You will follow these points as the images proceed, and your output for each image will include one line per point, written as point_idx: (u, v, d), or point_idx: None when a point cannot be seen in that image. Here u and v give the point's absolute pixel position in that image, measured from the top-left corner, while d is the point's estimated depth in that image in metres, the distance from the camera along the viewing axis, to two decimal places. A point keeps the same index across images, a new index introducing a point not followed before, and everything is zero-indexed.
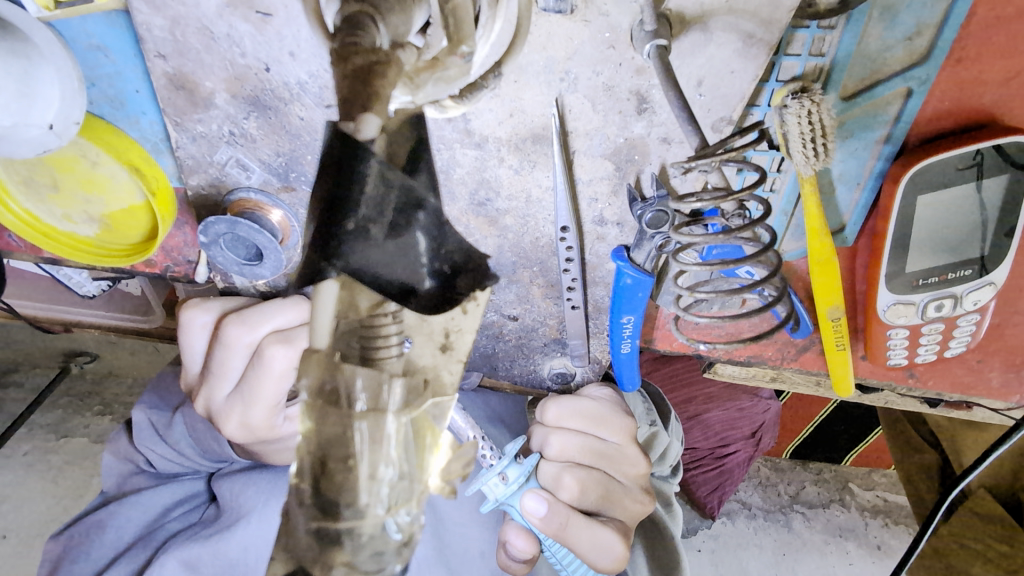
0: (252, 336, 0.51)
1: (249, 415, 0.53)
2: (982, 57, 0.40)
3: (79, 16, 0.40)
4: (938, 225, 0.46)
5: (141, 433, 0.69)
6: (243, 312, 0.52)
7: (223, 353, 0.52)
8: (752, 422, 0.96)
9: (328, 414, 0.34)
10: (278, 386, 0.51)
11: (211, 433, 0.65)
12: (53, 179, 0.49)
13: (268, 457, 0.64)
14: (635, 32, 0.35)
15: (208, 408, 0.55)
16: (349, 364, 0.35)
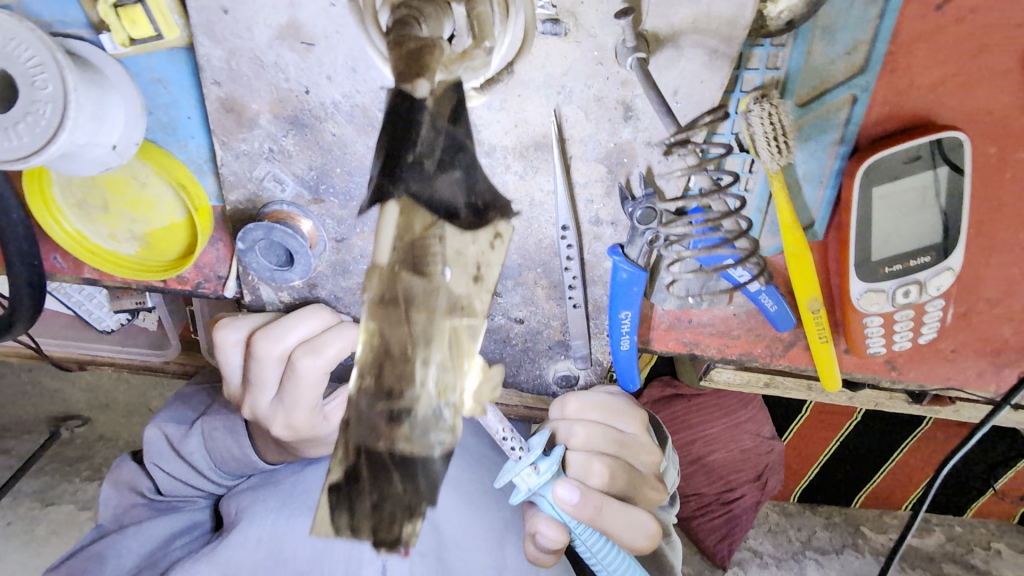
0: (280, 347, 0.54)
1: (293, 417, 0.57)
2: (912, 68, 0.47)
3: (146, 53, 0.47)
4: (896, 216, 0.52)
5: (153, 449, 0.71)
6: (269, 326, 0.55)
7: (257, 367, 0.55)
8: (756, 464, 0.96)
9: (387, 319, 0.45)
10: (315, 390, 0.55)
11: (229, 443, 0.69)
12: (104, 201, 0.54)
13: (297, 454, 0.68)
14: (619, 49, 0.42)
15: (253, 416, 0.58)
16: (406, 275, 0.46)
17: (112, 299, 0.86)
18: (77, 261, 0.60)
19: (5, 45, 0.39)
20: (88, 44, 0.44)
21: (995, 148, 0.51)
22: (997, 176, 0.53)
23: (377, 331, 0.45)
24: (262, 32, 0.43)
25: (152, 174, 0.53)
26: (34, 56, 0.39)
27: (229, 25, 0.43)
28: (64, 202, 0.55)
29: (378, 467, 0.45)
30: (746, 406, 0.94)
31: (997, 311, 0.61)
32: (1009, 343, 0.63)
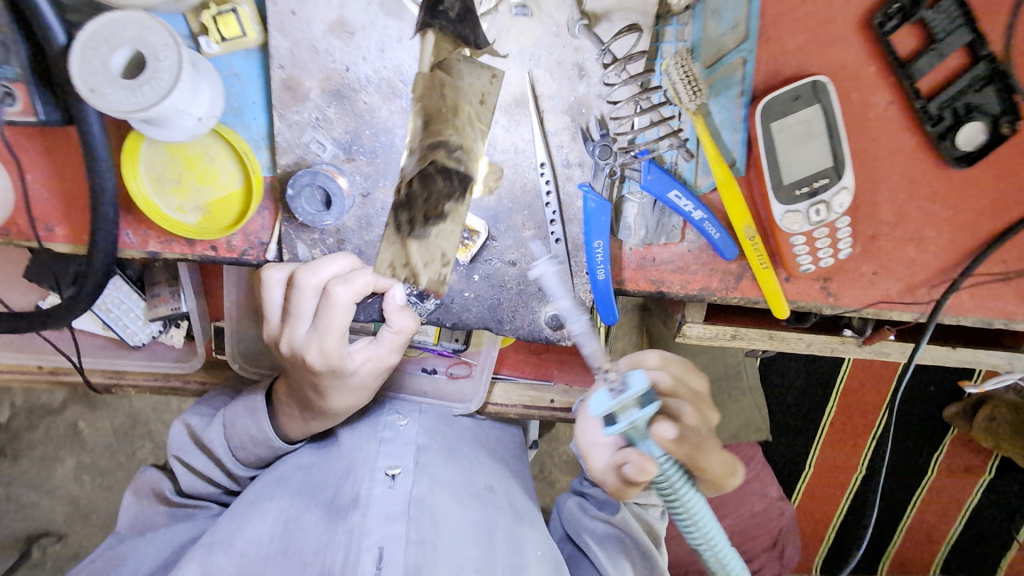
0: (318, 278, 0.65)
1: (325, 343, 0.67)
2: (780, 37, 0.66)
3: (229, 53, 0.64)
4: (795, 146, 0.68)
5: (178, 440, 0.94)
6: (309, 263, 0.67)
7: (298, 296, 0.66)
8: (771, 531, 1.35)
9: (428, 102, 0.63)
10: (345, 316, 0.65)
11: (241, 433, 0.89)
12: (179, 174, 0.69)
13: (325, 407, 0.77)
14: (571, 26, 0.62)
15: (290, 348, 0.68)
16: (440, 77, 0.62)
17: (150, 307, 0.97)
18: (145, 236, 0.73)
19: (142, 34, 0.56)
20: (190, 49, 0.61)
21: (856, 95, 0.69)
22: (863, 115, 0.70)
23: (421, 106, 0.63)
24: (319, 27, 0.61)
25: (220, 151, 0.68)
26: (162, 41, 0.56)
27: (296, 23, 0.61)
28: (146, 174, 0.68)
29: (429, 187, 0.65)
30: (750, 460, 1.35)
31: (898, 233, 0.76)
32: (917, 262, 0.77)
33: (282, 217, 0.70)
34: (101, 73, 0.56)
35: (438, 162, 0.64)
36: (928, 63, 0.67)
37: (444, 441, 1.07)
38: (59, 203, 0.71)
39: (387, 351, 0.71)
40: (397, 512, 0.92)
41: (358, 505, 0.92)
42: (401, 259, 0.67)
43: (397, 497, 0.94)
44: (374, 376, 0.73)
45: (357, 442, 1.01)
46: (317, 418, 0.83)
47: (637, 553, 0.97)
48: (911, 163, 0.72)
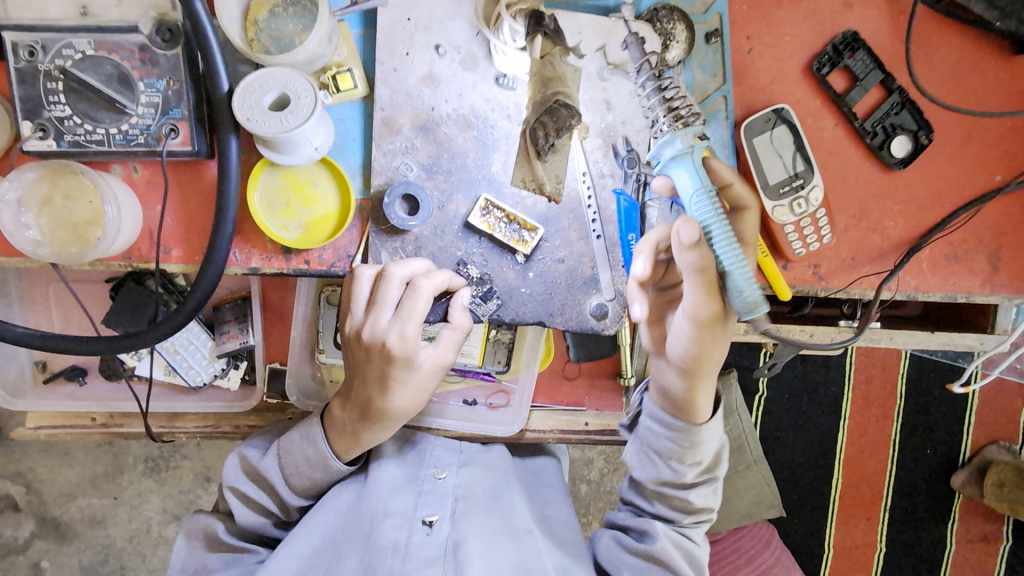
0: (404, 271, 0.78)
1: (406, 328, 0.76)
2: (747, 81, 0.90)
3: (339, 104, 0.82)
4: (773, 155, 0.89)
5: (231, 472, 0.90)
6: (396, 262, 0.80)
7: (386, 285, 0.77)
8: None
9: (543, 69, 0.81)
10: (426, 305, 0.77)
11: (302, 459, 0.86)
12: (287, 198, 0.84)
13: (381, 412, 0.80)
14: (601, 71, 0.83)
15: (372, 335, 0.77)
16: (547, 60, 0.81)
17: (217, 343, 1.06)
18: (249, 254, 0.86)
19: (288, 82, 0.74)
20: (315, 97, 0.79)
21: (811, 119, 0.92)
22: (819, 134, 0.92)
23: (537, 70, 0.81)
24: (412, 79, 0.81)
25: (323, 178, 0.84)
26: (302, 88, 0.75)
27: (395, 77, 0.81)
28: (260, 198, 0.84)
29: (556, 117, 0.83)
30: (770, 545, 1.47)
31: (864, 225, 0.95)
32: (883, 247, 0.95)
33: (371, 230, 0.84)
34: (256, 109, 0.73)
35: (561, 98, 0.82)
36: (858, 94, 0.91)
37: (487, 487, 0.97)
38: (181, 229, 0.84)
39: (446, 350, 0.80)
40: (437, 561, 0.84)
41: (395, 551, 0.83)
42: (529, 176, 0.85)
43: (435, 545, 0.85)
44: (434, 374, 0.80)
45: (397, 491, 0.91)
46: (368, 431, 0.83)
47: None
48: (862, 169, 0.93)
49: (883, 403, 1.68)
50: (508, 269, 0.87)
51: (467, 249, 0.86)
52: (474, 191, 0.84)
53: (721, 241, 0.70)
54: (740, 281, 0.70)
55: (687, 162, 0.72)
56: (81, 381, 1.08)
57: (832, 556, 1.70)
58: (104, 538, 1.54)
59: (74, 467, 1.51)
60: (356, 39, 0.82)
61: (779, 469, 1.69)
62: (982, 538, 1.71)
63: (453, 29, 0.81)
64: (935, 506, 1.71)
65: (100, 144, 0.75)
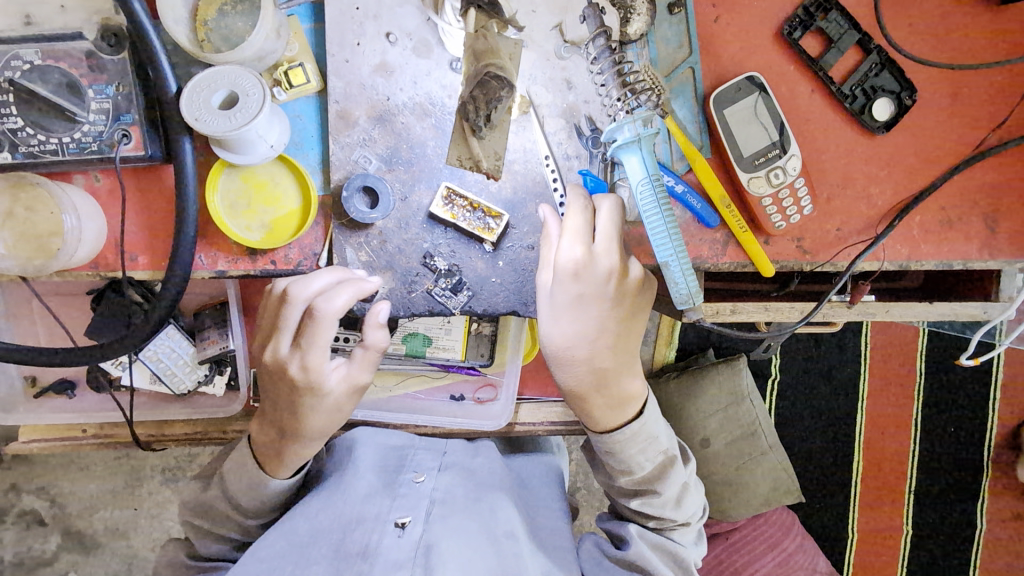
0: (307, 291, 0.76)
1: (308, 356, 0.77)
2: (715, 51, 0.87)
3: (294, 100, 0.81)
4: (747, 126, 0.86)
5: (187, 508, 0.90)
6: (300, 281, 0.78)
7: (288, 308, 0.76)
8: None
9: (477, 43, 0.79)
10: (329, 331, 0.77)
11: (245, 484, 0.86)
12: (248, 199, 0.83)
13: (304, 424, 0.81)
14: (558, 50, 0.81)
15: (273, 359, 0.78)
16: (480, 35, 0.79)
17: (199, 350, 1.06)
18: (215, 257, 0.85)
19: (237, 79, 0.73)
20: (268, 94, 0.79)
21: (785, 87, 0.88)
22: (795, 102, 0.88)
23: (471, 45, 0.79)
24: (365, 69, 0.79)
25: (283, 176, 0.83)
26: (251, 84, 0.73)
27: (348, 68, 0.79)
28: (221, 201, 0.83)
29: (486, 91, 0.80)
30: (790, 533, 1.46)
31: (849, 193, 0.91)
32: (870, 217, 0.91)
33: (336, 225, 0.83)
34: (205, 108, 0.72)
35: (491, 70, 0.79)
36: (834, 57, 0.87)
37: (467, 490, 0.96)
38: (145, 236, 0.84)
39: (359, 369, 0.82)
40: (407, 564, 0.81)
41: (366, 556, 0.81)
42: (465, 154, 0.82)
43: (406, 547, 0.82)
44: (348, 395, 0.81)
45: (372, 496, 0.92)
46: (294, 446, 0.83)
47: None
48: (842, 135, 0.89)
49: (896, 381, 1.62)
50: (477, 258, 0.85)
51: (433, 241, 0.84)
52: (435, 181, 0.82)
53: (660, 234, 0.68)
54: (677, 272, 0.68)
55: (636, 148, 0.67)
56: (70, 394, 1.08)
57: (851, 540, 1.65)
58: (126, 549, 1.56)
59: (92, 480, 1.53)
60: (306, 34, 0.81)
61: (791, 453, 1.64)
62: (1011, 515, 1.64)
63: (403, 16, 0.79)
64: (958, 484, 1.64)
65: (53, 153, 0.74)
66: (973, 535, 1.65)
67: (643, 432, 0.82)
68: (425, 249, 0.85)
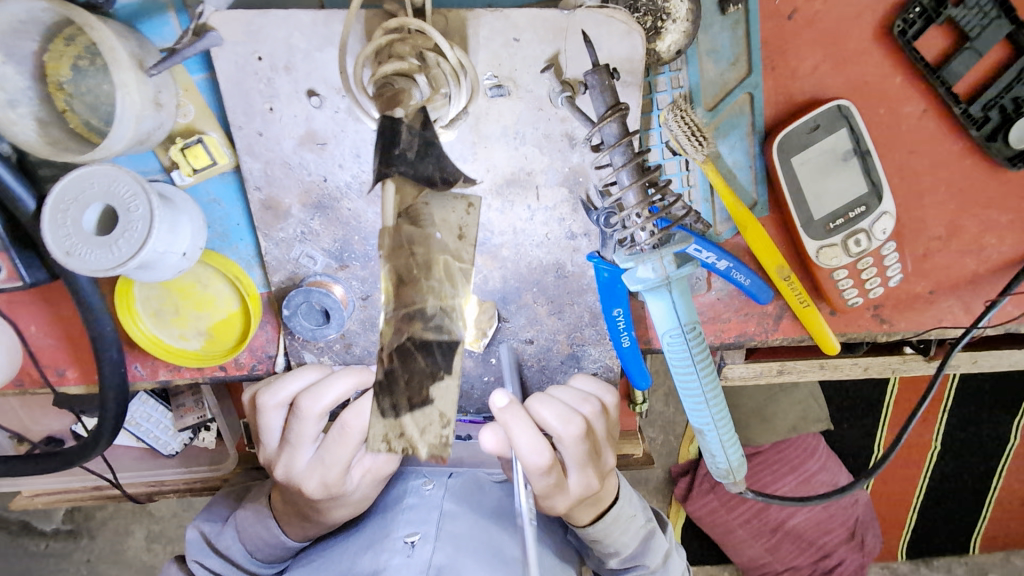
0: (320, 405, 0.62)
1: (327, 474, 0.64)
2: (787, 64, 0.61)
3: (205, 181, 0.61)
4: (823, 176, 0.61)
5: (193, 548, 0.78)
6: (312, 386, 0.64)
7: (300, 424, 0.63)
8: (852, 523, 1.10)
9: (402, 265, 0.34)
10: (354, 449, 0.63)
11: (256, 529, 0.76)
12: (175, 306, 0.66)
13: (314, 515, 0.70)
14: (553, 95, 0.56)
15: (285, 477, 0.65)
16: (407, 226, 0.34)
17: (176, 418, 0.92)
18: (154, 366, 0.71)
19: (110, 186, 0.53)
20: (169, 185, 0.59)
21: (884, 109, 0.62)
22: (894, 129, 0.63)
23: (392, 275, 0.34)
24: (288, 142, 0.57)
25: (212, 276, 0.65)
26: (130, 191, 0.53)
27: (264, 143, 0.57)
28: (143, 312, 0.66)
29: (409, 374, 0.35)
30: (813, 456, 1.11)
31: (953, 246, 0.68)
32: (978, 273, 0.69)
33: (285, 331, 0.67)
34: (74, 233, 0.53)
35: (416, 335, 0.35)
36: (963, 63, 0.60)
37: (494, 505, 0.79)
38: (67, 347, 0.69)
39: (384, 461, 0.68)
40: None
41: None
42: (396, 431, 0.35)
43: (416, 568, 0.69)
44: (371, 488, 0.70)
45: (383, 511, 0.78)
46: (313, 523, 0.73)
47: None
48: (955, 171, 0.65)
49: None
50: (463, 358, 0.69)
51: None
52: None
53: (695, 401, 0.50)
54: (716, 446, 0.52)
55: (665, 295, 0.47)
56: None
57: None
58: None
59: None
60: (201, 89, 0.58)
61: None
62: None
63: (329, 63, 0.55)
64: None
65: None
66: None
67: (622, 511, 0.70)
68: None
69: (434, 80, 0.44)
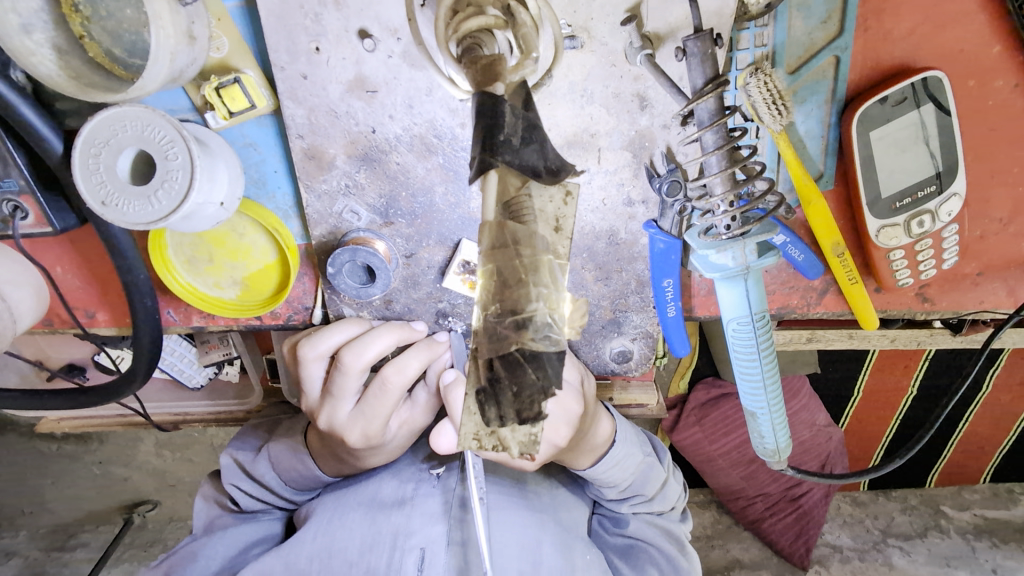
0: (363, 360, 0.59)
1: (369, 427, 0.62)
2: (881, 25, 0.56)
3: (239, 124, 0.57)
4: (898, 153, 0.58)
5: (228, 472, 0.77)
6: (353, 341, 0.60)
7: (342, 378, 0.60)
8: (820, 454, 1.13)
9: (507, 264, 0.34)
10: (396, 405, 0.61)
11: (294, 458, 0.74)
12: (209, 254, 0.63)
13: (345, 458, 0.71)
14: (628, 51, 0.52)
15: (328, 426, 0.62)
16: (512, 223, 0.35)
17: (201, 354, 0.91)
18: (187, 312, 0.70)
19: (143, 131, 0.49)
20: (199, 126, 0.54)
21: (973, 81, 0.58)
22: (977, 105, 0.59)
23: (496, 276, 0.35)
24: (336, 88, 0.53)
25: (248, 226, 0.62)
26: (165, 136, 0.49)
27: (308, 88, 0.53)
28: (176, 261, 0.63)
29: (518, 380, 0.35)
30: (796, 395, 1.13)
31: (1013, 230, 0.66)
32: None
33: (325, 285, 0.65)
34: (108, 181, 0.49)
35: (527, 347, 0.35)
36: None
37: None
38: (96, 290, 0.68)
39: (421, 413, 0.67)
40: (442, 516, 0.72)
41: (402, 507, 0.72)
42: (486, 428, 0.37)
43: (442, 498, 0.73)
44: (407, 439, 0.69)
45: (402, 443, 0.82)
46: (346, 467, 0.74)
47: (663, 558, 0.75)
48: None
49: None
50: None
51: (450, 300, 0.64)
52: (450, 234, 0.61)
53: (754, 386, 0.53)
54: (767, 428, 0.54)
55: (741, 284, 0.49)
56: None
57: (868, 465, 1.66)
58: None
59: None
60: (237, 21, 0.52)
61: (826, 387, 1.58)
62: None
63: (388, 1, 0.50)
64: None
65: None
66: (1018, 489, 1.29)
67: (623, 453, 0.72)
68: (440, 306, 0.65)
69: (522, 39, 0.36)
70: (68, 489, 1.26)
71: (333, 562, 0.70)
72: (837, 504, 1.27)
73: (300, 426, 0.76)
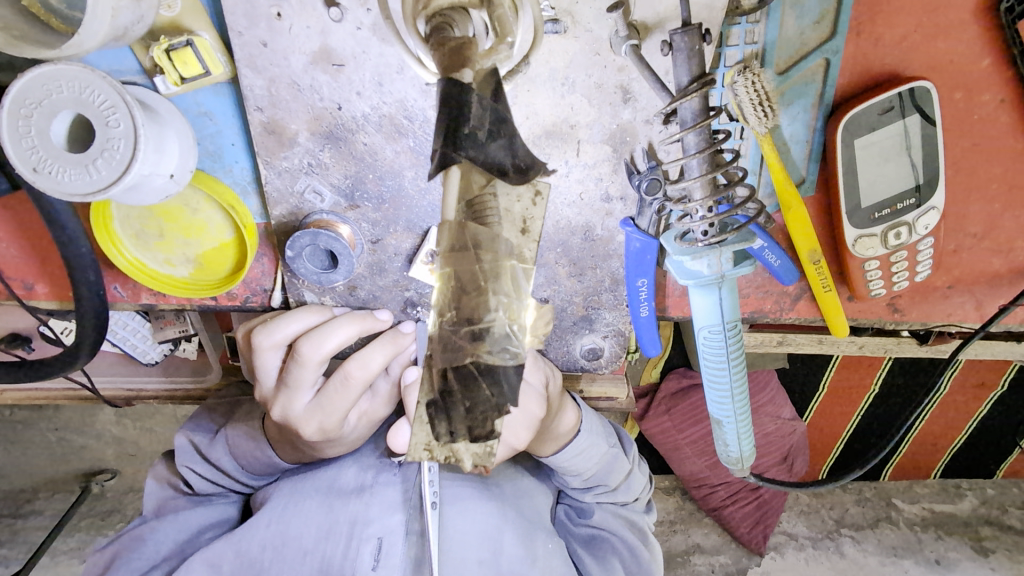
0: (321, 351, 0.56)
1: (325, 419, 0.59)
2: (874, 29, 0.54)
3: (193, 91, 0.53)
4: (880, 163, 0.57)
5: (182, 454, 0.74)
6: (312, 330, 0.57)
7: (299, 370, 0.57)
8: (782, 447, 1.15)
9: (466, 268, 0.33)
10: (355, 398, 0.59)
11: (251, 444, 0.71)
12: (159, 229, 0.59)
13: (301, 447, 0.68)
14: (613, 40, 0.49)
15: (282, 418, 0.59)
16: (473, 223, 0.33)
17: (155, 329, 0.86)
18: (136, 289, 0.66)
19: (81, 94, 0.44)
20: (149, 91, 0.50)
21: (960, 94, 0.57)
22: (960, 118, 0.59)
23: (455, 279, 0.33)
24: (298, 59, 0.50)
25: (202, 200, 0.58)
26: (106, 100, 0.44)
27: (269, 57, 0.50)
28: (123, 234, 0.58)
29: (471, 387, 0.34)
30: (764, 388, 1.13)
31: (986, 245, 0.65)
32: (1001, 274, 0.67)
33: (285, 268, 0.61)
34: (43, 146, 0.45)
35: (482, 361, 0.34)
36: None
37: None
38: (34, 260, 0.63)
39: (381, 404, 0.65)
40: (402, 505, 0.71)
41: (360, 496, 0.70)
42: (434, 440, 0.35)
43: (401, 488, 0.71)
44: (367, 431, 0.66)
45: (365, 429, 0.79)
46: (303, 455, 0.71)
47: (624, 548, 0.75)
48: (1011, 170, 0.61)
49: None
50: None
51: (418, 289, 0.62)
52: (419, 221, 0.58)
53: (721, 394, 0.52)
54: (732, 436, 0.54)
55: (714, 292, 0.48)
56: None
57: None
58: None
59: None
60: None
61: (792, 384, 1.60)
62: None
63: None
64: None
65: None
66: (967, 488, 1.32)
67: (588, 445, 0.71)
68: (407, 295, 0.63)
69: (498, 22, 0.33)
70: (16, 459, 1.20)
71: (287, 550, 0.68)
72: (796, 496, 1.29)
73: (258, 411, 0.73)
